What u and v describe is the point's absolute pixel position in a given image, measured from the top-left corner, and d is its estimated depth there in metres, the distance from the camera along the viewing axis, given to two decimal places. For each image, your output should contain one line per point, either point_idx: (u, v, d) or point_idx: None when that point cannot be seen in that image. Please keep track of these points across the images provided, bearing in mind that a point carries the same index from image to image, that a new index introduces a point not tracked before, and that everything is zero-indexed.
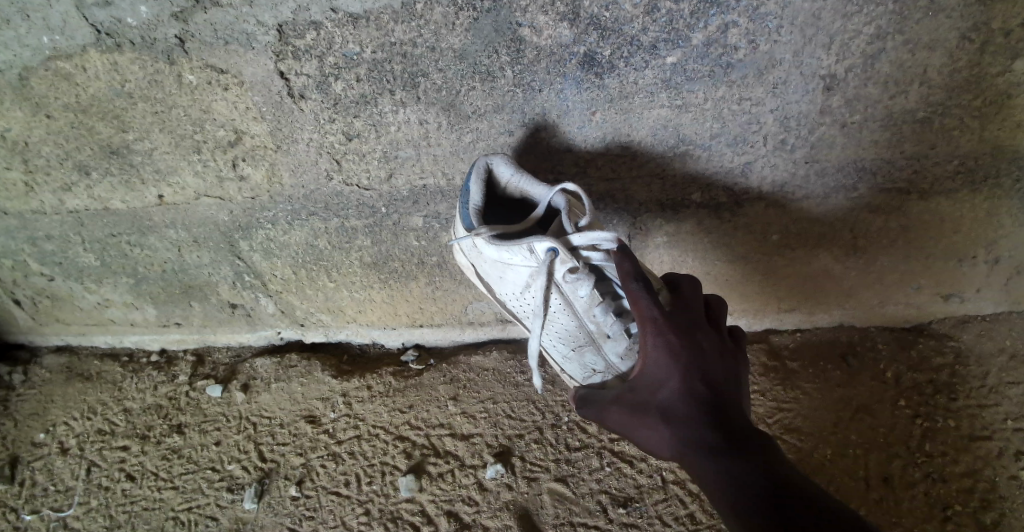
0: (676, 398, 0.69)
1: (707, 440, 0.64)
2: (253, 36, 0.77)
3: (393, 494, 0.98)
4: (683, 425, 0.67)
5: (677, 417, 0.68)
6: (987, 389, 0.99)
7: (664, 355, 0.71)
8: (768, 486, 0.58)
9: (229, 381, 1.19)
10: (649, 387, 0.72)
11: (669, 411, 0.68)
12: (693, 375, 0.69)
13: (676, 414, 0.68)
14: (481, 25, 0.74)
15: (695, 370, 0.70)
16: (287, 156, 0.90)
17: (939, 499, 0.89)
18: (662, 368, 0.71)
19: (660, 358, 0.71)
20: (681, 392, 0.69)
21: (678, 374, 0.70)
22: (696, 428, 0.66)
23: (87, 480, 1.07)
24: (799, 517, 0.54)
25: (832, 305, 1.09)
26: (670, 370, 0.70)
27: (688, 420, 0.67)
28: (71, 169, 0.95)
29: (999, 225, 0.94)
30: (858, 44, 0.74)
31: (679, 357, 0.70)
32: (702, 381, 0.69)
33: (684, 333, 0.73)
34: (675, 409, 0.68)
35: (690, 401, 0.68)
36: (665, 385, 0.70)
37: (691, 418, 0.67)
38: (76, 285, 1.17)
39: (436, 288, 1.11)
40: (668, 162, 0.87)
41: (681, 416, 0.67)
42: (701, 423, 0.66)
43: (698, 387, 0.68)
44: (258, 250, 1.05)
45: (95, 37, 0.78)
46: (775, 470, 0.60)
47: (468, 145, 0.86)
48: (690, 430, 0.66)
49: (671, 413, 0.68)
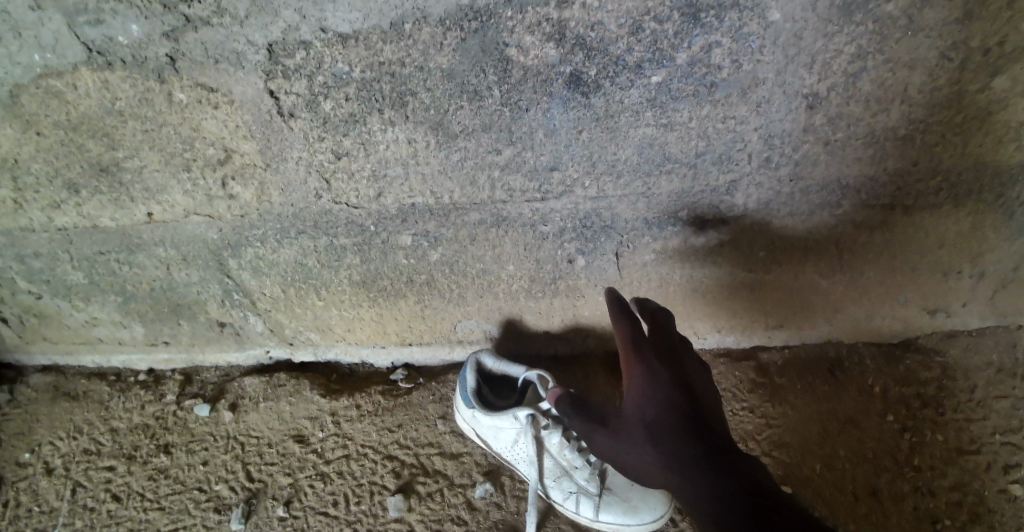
0: (661, 410, 0.69)
1: (694, 450, 0.65)
2: (243, 55, 0.78)
3: (382, 513, 0.96)
4: (673, 445, 0.66)
5: (663, 428, 0.67)
6: (976, 402, 1.00)
7: (648, 372, 0.72)
8: (759, 498, 0.59)
9: (218, 400, 1.18)
10: (633, 402, 0.71)
11: (654, 424, 0.68)
12: (677, 390, 0.70)
13: (662, 426, 0.67)
14: (468, 45, 0.75)
15: (678, 385, 0.70)
16: (276, 174, 0.90)
17: (929, 514, 0.89)
18: (646, 384, 0.71)
19: (646, 381, 0.71)
20: (666, 406, 0.69)
21: (662, 389, 0.70)
22: (683, 447, 0.65)
23: (72, 501, 1.05)
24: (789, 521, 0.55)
25: (819, 322, 1.09)
26: (654, 386, 0.70)
27: (678, 440, 0.66)
28: (61, 187, 0.95)
29: (983, 239, 0.94)
30: (839, 63, 0.75)
31: (662, 374, 0.71)
32: (686, 396, 0.70)
33: (666, 354, 0.74)
34: (661, 421, 0.68)
35: (675, 414, 0.68)
36: (649, 399, 0.70)
37: (676, 430, 0.67)
38: (64, 303, 1.16)
39: (424, 306, 1.10)
40: (654, 181, 0.88)
41: (667, 427, 0.67)
42: (686, 435, 0.66)
43: (682, 401, 0.69)
44: (247, 268, 1.05)
45: (87, 56, 0.79)
46: (761, 484, 0.61)
47: (456, 164, 0.87)
48: (678, 450, 0.65)
49: (656, 425, 0.68)
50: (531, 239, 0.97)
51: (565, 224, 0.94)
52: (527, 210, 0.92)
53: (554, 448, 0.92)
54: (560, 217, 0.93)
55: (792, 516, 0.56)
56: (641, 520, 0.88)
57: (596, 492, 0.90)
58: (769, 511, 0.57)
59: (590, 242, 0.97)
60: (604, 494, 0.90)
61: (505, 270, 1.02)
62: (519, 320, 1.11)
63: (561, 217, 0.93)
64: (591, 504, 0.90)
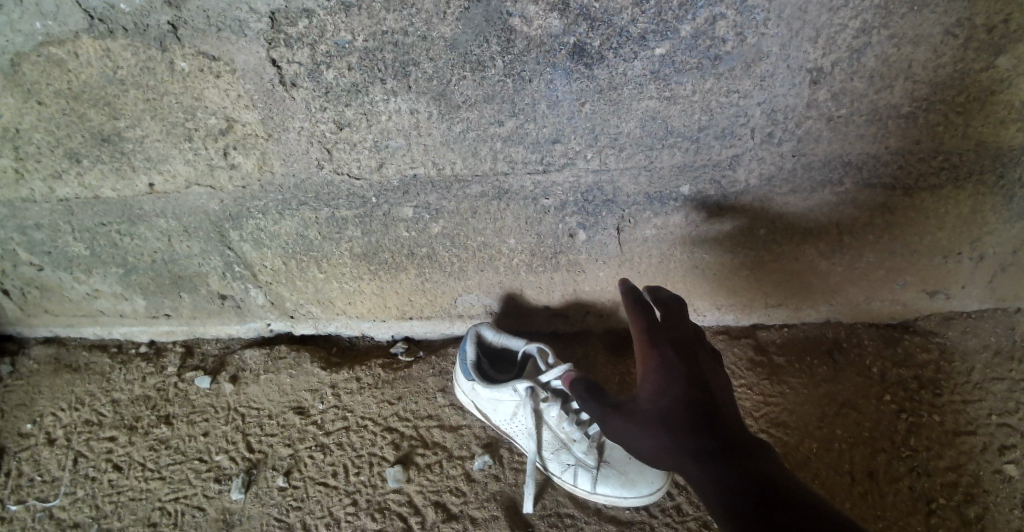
0: (674, 405, 0.68)
1: (703, 446, 0.64)
2: (245, 23, 0.77)
3: (381, 484, 0.97)
4: (681, 430, 0.66)
5: (673, 416, 0.67)
6: (973, 384, 1.01)
7: (662, 367, 0.72)
8: (765, 490, 0.58)
9: (218, 373, 1.19)
10: (647, 396, 0.71)
11: (667, 418, 0.67)
12: (691, 385, 0.69)
13: (673, 420, 0.67)
14: (471, 15, 0.75)
15: (693, 380, 0.70)
16: (278, 145, 0.90)
17: (925, 493, 0.90)
18: (660, 380, 0.71)
19: (658, 370, 0.72)
20: (678, 401, 0.68)
21: (676, 383, 0.70)
22: (692, 433, 0.65)
23: (74, 471, 1.06)
24: (796, 516, 0.54)
25: (819, 301, 1.09)
26: (667, 381, 0.70)
27: (686, 426, 0.66)
28: (62, 157, 0.95)
29: (984, 221, 0.95)
30: (844, 38, 0.75)
31: (677, 369, 0.71)
32: (700, 390, 0.69)
33: (681, 349, 0.74)
34: (672, 411, 0.67)
35: (687, 408, 0.67)
36: (664, 393, 0.70)
37: (687, 424, 0.66)
38: (65, 276, 1.16)
39: (425, 280, 1.10)
40: (655, 155, 0.88)
41: (676, 418, 0.67)
42: (698, 429, 0.65)
43: (696, 395, 0.68)
44: (248, 240, 1.05)
45: (88, 23, 0.79)
46: (769, 476, 0.59)
47: (458, 135, 0.87)
48: (687, 436, 0.65)
49: (667, 415, 0.67)
50: (531, 213, 0.97)
51: (566, 197, 0.94)
52: (528, 182, 0.92)
53: (553, 421, 0.93)
54: (561, 190, 0.93)
55: (801, 510, 0.55)
56: (638, 492, 0.89)
57: (594, 465, 0.91)
58: (771, 509, 0.55)
59: (592, 216, 0.97)
60: (601, 467, 0.91)
61: (506, 244, 1.02)
62: (519, 295, 1.12)
63: (562, 190, 0.93)
64: (589, 477, 0.91)
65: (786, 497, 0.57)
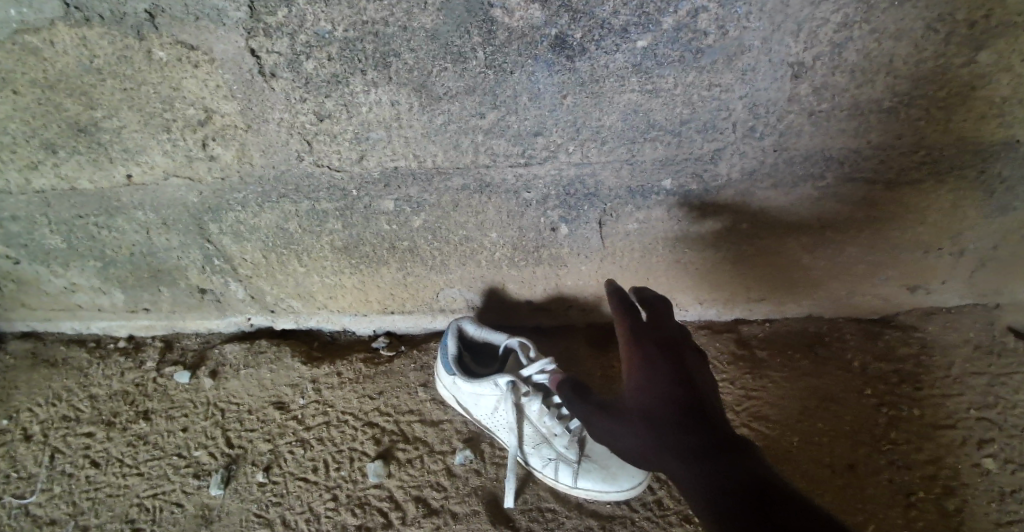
0: (661, 404, 0.68)
1: (696, 444, 0.63)
2: (224, 12, 0.76)
3: (361, 479, 0.96)
4: (668, 429, 0.65)
5: (659, 415, 0.67)
6: (952, 379, 1.01)
7: (647, 366, 0.71)
8: (757, 489, 0.56)
9: (198, 367, 1.17)
10: (633, 395, 0.71)
11: (655, 417, 0.67)
12: (678, 384, 0.69)
13: (660, 420, 0.67)
14: (452, 5, 0.74)
15: (679, 379, 0.70)
16: (257, 136, 0.89)
17: (904, 487, 0.90)
18: (646, 377, 0.71)
19: (644, 369, 0.72)
20: (665, 400, 0.68)
21: (662, 382, 0.70)
22: (680, 432, 0.65)
23: (51, 467, 1.04)
24: (790, 515, 0.53)
25: (801, 296, 1.10)
26: (653, 380, 0.70)
27: (673, 425, 0.65)
28: (37, 148, 0.93)
29: (964, 217, 0.95)
30: (825, 32, 0.75)
31: (663, 368, 0.71)
32: (687, 389, 0.69)
33: (666, 347, 0.74)
34: (658, 411, 0.67)
35: (675, 407, 0.67)
36: (650, 392, 0.69)
37: (675, 423, 0.65)
38: (43, 269, 1.14)
39: (407, 274, 1.10)
40: (637, 148, 0.88)
41: (663, 418, 0.67)
42: (686, 428, 0.65)
43: (683, 394, 0.68)
44: (228, 233, 1.04)
45: (63, 11, 0.77)
46: (761, 475, 0.58)
47: (439, 127, 0.86)
48: (674, 435, 0.65)
49: (653, 416, 0.67)
50: (513, 206, 0.96)
51: (548, 191, 0.94)
52: (510, 175, 0.92)
53: (534, 416, 0.92)
54: (543, 183, 0.93)
55: (794, 510, 0.53)
56: (620, 486, 0.88)
57: (575, 459, 0.90)
58: (772, 508, 0.54)
59: (573, 210, 0.97)
60: (583, 461, 0.90)
61: (488, 238, 1.02)
62: (502, 290, 1.12)
63: (544, 184, 0.93)
64: (571, 470, 0.90)
65: (779, 498, 0.55)
